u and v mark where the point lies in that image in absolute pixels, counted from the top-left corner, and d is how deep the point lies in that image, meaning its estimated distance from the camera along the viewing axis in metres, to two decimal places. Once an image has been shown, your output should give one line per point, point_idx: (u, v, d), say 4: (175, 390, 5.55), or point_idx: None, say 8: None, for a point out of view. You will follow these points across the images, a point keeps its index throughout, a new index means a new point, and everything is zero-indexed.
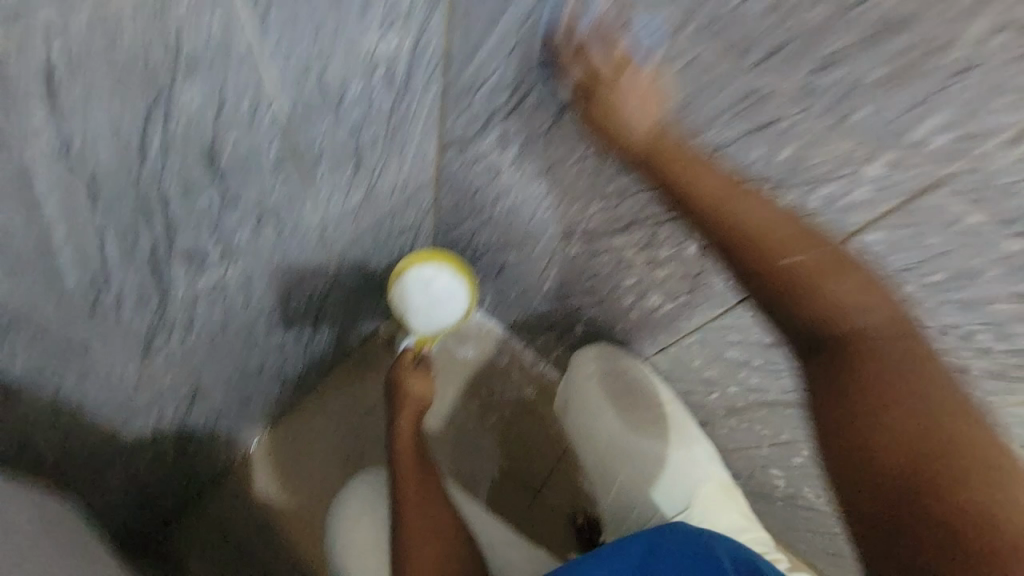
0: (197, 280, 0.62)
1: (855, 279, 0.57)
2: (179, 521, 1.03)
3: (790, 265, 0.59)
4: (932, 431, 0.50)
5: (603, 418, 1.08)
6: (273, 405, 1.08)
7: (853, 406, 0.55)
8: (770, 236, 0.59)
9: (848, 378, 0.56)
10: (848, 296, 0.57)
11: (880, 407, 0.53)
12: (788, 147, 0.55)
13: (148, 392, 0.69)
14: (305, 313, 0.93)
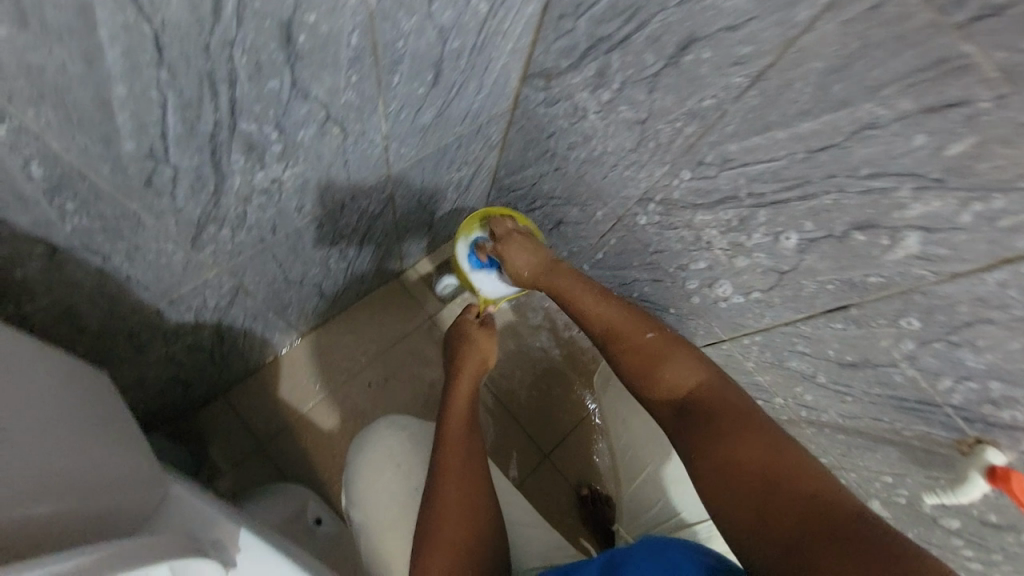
0: (255, 174, 0.58)
1: (684, 360, 0.65)
2: (207, 409, 1.08)
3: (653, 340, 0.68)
4: (787, 457, 0.54)
5: (645, 412, 0.86)
6: (308, 316, 1.09)
7: (709, 443, 0.58)
8: (632, 337, 0.69)
9: (702, 426, 0.60)
10: (666, 339, 0.67)
11: (729, 435, 0.57)
12: (965, 141, 0.44)
13: (193, 281, 0.68)
14: (353, 231, 0.91)
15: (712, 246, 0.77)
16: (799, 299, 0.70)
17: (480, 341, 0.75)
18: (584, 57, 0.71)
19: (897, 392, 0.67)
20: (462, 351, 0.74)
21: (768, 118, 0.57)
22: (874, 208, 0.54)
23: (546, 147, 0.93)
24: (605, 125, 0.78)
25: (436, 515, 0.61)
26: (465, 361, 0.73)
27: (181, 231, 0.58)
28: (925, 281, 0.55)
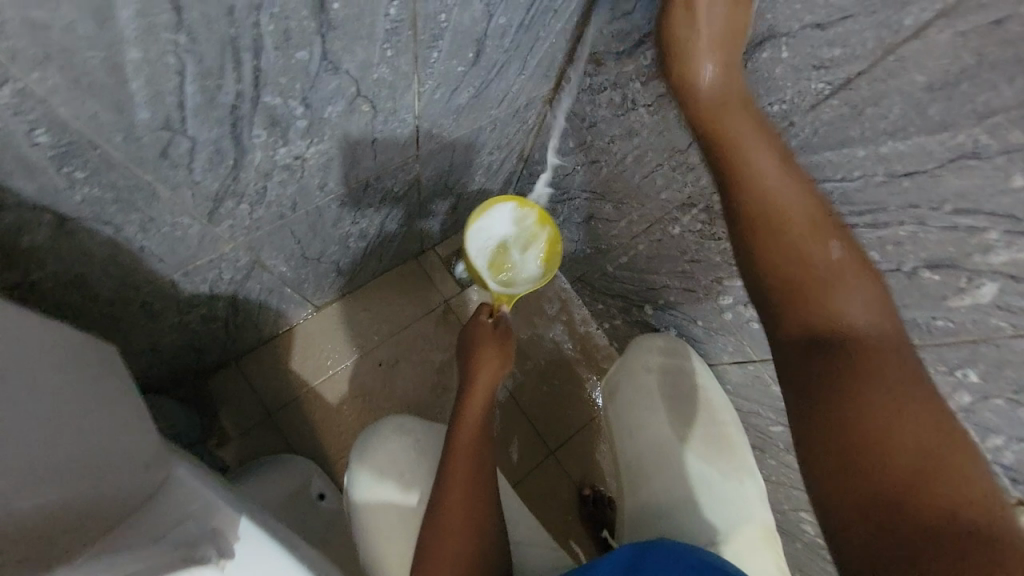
0: (277, 150, 0.54)
1: (864, 289, 0.47)
2: (220, 374, 1.08)
3: (835, 258, 0.49)
4: (878, 427, 0.41)
5: (658, 430, 0.81)
6: (324, 291, 1.07)
7: (840, 384, 0.44)
8: (800, 252, 0.49)
9: (853, 373, 0.44)
10: (837, 287, 0.48)
11: (858, 403, 0.42)
12: None
13: (208, 255, 0.66)
14: (375, 211, 0.87)
15: None
16: None
17: (496, 348, 0.73)
18: (641, 43, 0.65)
19: None
20: (478, 357, 0.72)
21: (847, 132, 0.51)
22: (955, 246, 0.48)
23: (585, 137, 0.87)
24: (654, 121, 0.72)
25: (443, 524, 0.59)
26: (481, 368, 0.71)
27: (198, 205, 0.55)
28: (1002, 333, 0.49)
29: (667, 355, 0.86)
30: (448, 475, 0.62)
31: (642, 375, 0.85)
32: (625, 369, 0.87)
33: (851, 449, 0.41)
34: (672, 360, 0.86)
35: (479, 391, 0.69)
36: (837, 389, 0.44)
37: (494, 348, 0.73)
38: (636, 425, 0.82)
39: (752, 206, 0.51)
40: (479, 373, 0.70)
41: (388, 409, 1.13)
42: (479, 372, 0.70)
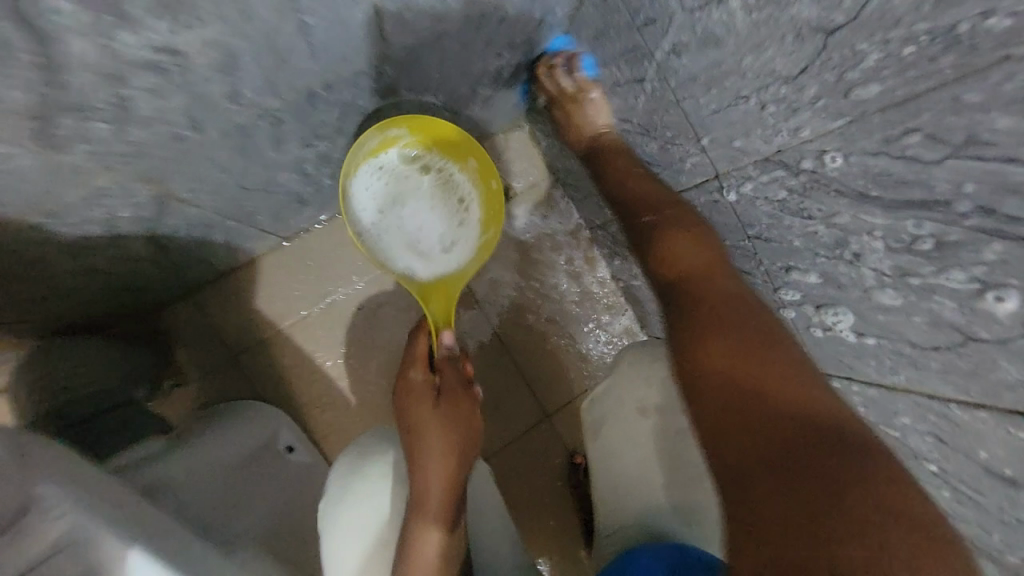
0: (116, 37, 0.32)
1: (690, 240, 0.60)
2: (175, 307, 0.95)
3: (694, 261, 0.59)
4: (743, 374, 0.46)
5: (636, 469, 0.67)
6: (287, 222, 0.88)
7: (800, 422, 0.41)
8: (719, 295, 0.54)
9: (747, 362, 0.46)
10: (779, 363, 0.46)
11: (757, 409, 0.43)
12: None
13: (79, 191, 0.47)
14: (336, 130, 0.64)
15: (860, 263, 0.49)
16: (972, 377, 0.45)
17: (445, 417, 0.60)
18: None
19: None
20: (424, 437, 0.58)
21: None
22: None
23: (633, 42, 0.61)
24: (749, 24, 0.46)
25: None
26: (427, 465, 0.56)
27: (8, 123, 0.35)
28: None
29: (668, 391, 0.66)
30: (428, 504, 0.54)
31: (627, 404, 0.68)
32: (613, 410, 0.69)
33: (745, 388, 0.45)
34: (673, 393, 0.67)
35: (432, 500, 0.54)
36: (710, 334, 0.50)
37: (441, 418, 0.60)
38: (618, 458, 0.68)
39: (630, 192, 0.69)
40: (427, 473, 0.55)
41: (366, 360, 1.00)
42: (427, 473, 0.55)
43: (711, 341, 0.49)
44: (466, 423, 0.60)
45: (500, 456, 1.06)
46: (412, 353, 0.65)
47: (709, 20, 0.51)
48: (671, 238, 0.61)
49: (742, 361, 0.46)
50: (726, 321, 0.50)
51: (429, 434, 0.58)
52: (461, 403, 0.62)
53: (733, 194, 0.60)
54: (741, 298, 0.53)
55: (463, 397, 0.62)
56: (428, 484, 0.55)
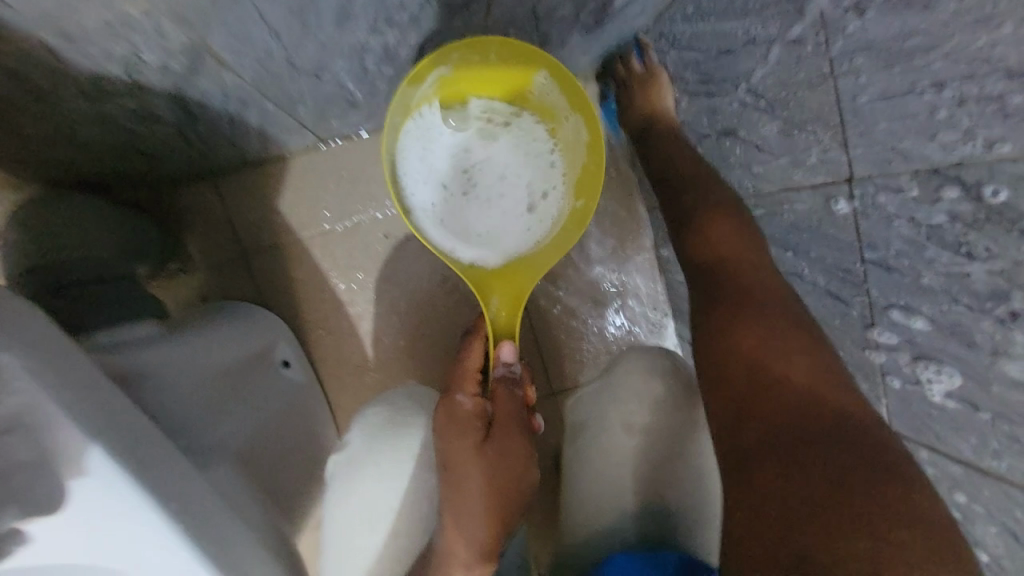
0: None
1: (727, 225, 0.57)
2: (193, 187, 0.87)
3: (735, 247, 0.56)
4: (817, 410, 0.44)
5: (611, 468, 0.63)
6: (330, 121, 0.78)
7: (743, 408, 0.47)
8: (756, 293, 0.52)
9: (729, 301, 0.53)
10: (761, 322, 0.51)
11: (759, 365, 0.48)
12: None
13: (97, 9, 0.37)
14: (415, 19, 0.54)
15: (1015, 324, 0.40)
16: None
17: (493, 460, 0.55)
18: None
19: None
20: (467, 477, 0.54)
21: None
22: None
23: None
24: None
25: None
26: (465, 507, 0.53)
27: None
28: None
29: (662, 409, 0.63)
30: (450, 558, 0.52)
31: (613, 402, 0.64)
32: (598, 408, 0.65)
33: (771, 369, 0.47)
34: (671, 404, 0.63)
35: (471, 543, 0.53)
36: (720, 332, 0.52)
37: (488, 458, 0.54)
38: (598, 454, 0.64)
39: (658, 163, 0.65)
40: (466, 515, 0.53)
41: (384, 291, 0.93)
42: (465, 516, 0.53)
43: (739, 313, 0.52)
44: (514, 464, 0.55)
45: None
46: (467, 376, 0.60)
47: None
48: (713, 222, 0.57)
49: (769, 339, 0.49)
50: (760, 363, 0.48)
51: (469, 480, 0.53)
52: (511, 440, 0.56)
53: (844, 206, 0.51)
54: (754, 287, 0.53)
55: (512, 429, 0.56)
56: (464, 522, 0.53)
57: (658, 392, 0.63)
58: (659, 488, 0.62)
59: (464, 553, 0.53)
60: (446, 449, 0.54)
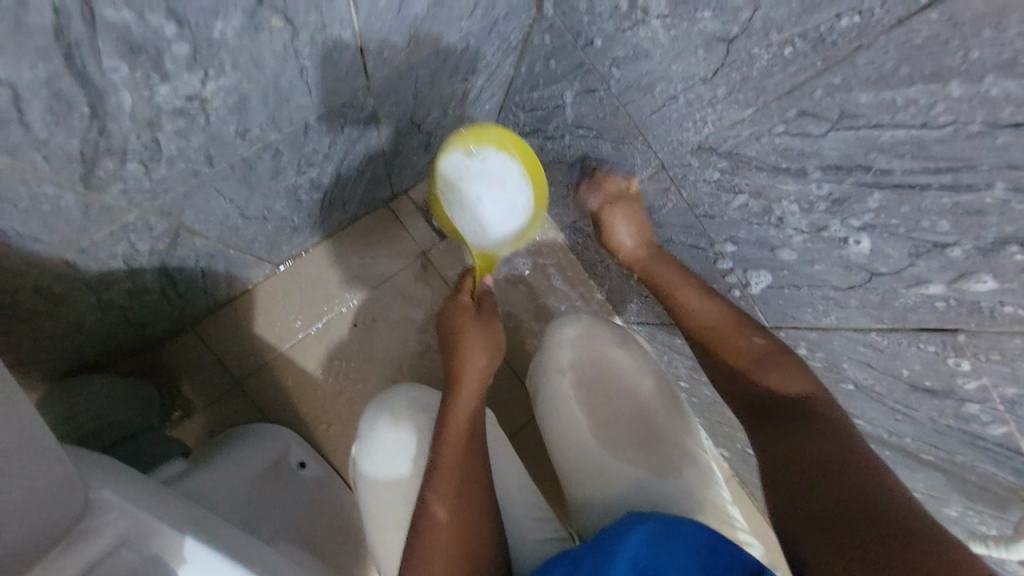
0: (155, 90, 0.39)
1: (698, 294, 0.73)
2: (176, 340, 0.99)
3: (757, 345, 0.66)
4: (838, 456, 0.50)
5: (580, 432, 0.81)
6: (281, 248, 0.94)
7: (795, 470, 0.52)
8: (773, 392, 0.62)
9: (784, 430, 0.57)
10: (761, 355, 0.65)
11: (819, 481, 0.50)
12: None
13: (107, 226, 0.52)
14: (325, 157, 0.71)
15: (784, 224, 0.58)
16: (884, 307, 0.54)
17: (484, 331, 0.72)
18: None
19: (984, 431, 0.53)
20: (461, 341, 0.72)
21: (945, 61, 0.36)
22: None
23: (577, 60, 0.71)
24: (669, 38, 0.55)
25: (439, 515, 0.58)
26: (461, 359, 0.69)
27: (60, 169, 0.41)
28: None
29: (585, 343, 0.87)
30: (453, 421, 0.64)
31: (551, 352, 0.86)
32: (540, 374, 0.87)
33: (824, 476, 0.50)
34: (590, 341, 0.87)
35: (469, 379, 0.68)
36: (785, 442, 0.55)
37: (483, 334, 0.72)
38: (562, 415, 0.83)
39: (695, 327, 0.72)
40: (467, 360, 0.69)
41: (368, 371, 1.06)
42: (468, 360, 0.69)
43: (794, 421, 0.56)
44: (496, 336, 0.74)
45: None
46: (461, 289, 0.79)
47: (634, 40, 0.60)
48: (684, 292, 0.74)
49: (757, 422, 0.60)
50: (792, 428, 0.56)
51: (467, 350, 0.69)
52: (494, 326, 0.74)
53: (663, 188, 0.73)
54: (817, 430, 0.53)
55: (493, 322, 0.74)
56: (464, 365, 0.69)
57: (573, 359, 0.86)
58: (613, 423, 0.82)
59: (467, 388, 0.67)
60: (446, 329, 0.74)
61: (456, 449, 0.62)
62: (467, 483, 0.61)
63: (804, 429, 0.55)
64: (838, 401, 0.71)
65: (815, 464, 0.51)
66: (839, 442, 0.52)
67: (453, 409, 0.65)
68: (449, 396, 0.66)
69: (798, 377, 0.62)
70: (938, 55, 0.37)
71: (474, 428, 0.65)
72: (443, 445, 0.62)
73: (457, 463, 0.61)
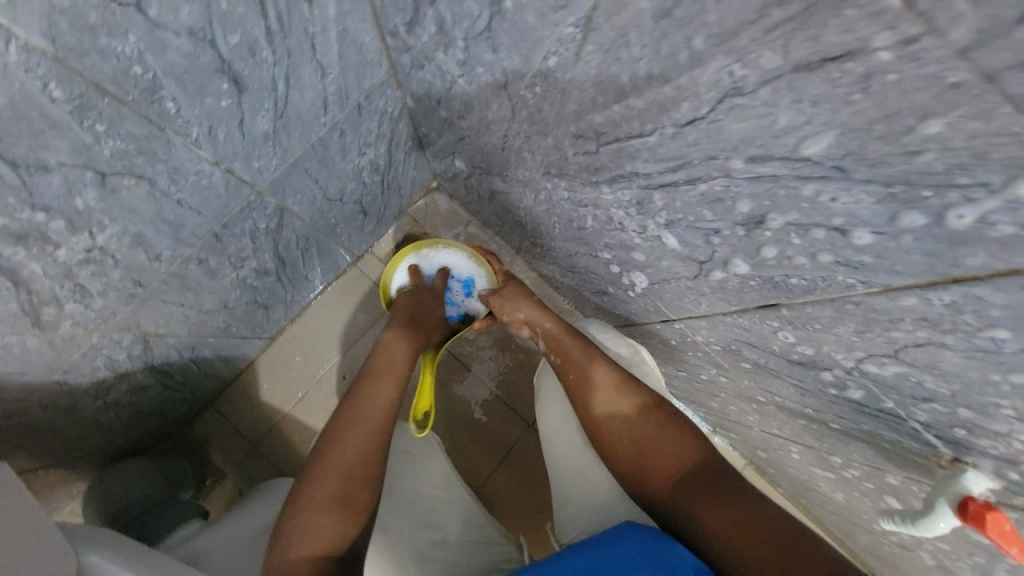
0: (55, 254, 0.53)
1: (591, 350, 0.73)
2: (203, 416, 1.17)
3: (630, 409, 0.68)
4: (747, 517, 0.55)
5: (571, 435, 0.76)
6: (263, 324, 1.09)
7: (701, 494, 0.59)
8: (638, 437, 0.66)
9: (642, 467, 0.65)
10: (623, 408, 0.68)
11: (734, 512, 0.56)
12: (823, 137, 0.29)
13: (78, 349, 0.68)
14: (255, 249, 0.84)
15: (624, 227, 0.60)
16: (726, 290, 0.54)
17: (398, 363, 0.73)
18: (418, 8, 0.54)
19: (855, 397, 0.51)
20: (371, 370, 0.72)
21: (619, 80, 0.39)
22: (772, 200, 0.37)
23: (441, 114, 0.78)
24: (475, 90, 0.61)
25: (312, 540, 0.57)
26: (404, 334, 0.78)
27: (13, 324, 0.56)
28: (855, 290, 0.38)
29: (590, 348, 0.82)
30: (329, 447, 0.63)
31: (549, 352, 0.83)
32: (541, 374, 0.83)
33: (702, 469, 0.61)
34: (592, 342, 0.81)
35: (358, 404, 0.66)
36: (702, 499, 0.59)
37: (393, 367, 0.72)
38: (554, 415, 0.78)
39: (576, 377, 0.72)
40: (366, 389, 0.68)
41: None
42: (364, 386, 0.68)
43: (638, 446, 0.66)
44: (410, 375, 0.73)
45: (497, 474, 1.11)
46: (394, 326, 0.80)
47: (459, 94, 0.66)
48: (579, 348, 0.73)
49: (638, 455, 0.65)
50: (645, 457, 0.65)
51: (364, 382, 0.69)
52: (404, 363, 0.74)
53: (546, 208, 0.77)
54: (676, 448, 0.64)
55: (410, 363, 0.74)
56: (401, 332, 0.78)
57: None
58: None
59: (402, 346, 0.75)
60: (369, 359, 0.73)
61: (382, 393, 0.68)
62: (382, 425, 0.66)
63: (720, 489, 0.59)
64: (757, 381, 0.69)
65: (740, 523, 0.55)
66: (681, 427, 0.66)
67: (386, 359, 0.73)
68: (332, 424, 0.65)
69: (685, 443, 0.64)
70: (612, 78, 0.40)
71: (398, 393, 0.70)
72: (371, 387, 0.68)
73: (378, 403, 0.67)
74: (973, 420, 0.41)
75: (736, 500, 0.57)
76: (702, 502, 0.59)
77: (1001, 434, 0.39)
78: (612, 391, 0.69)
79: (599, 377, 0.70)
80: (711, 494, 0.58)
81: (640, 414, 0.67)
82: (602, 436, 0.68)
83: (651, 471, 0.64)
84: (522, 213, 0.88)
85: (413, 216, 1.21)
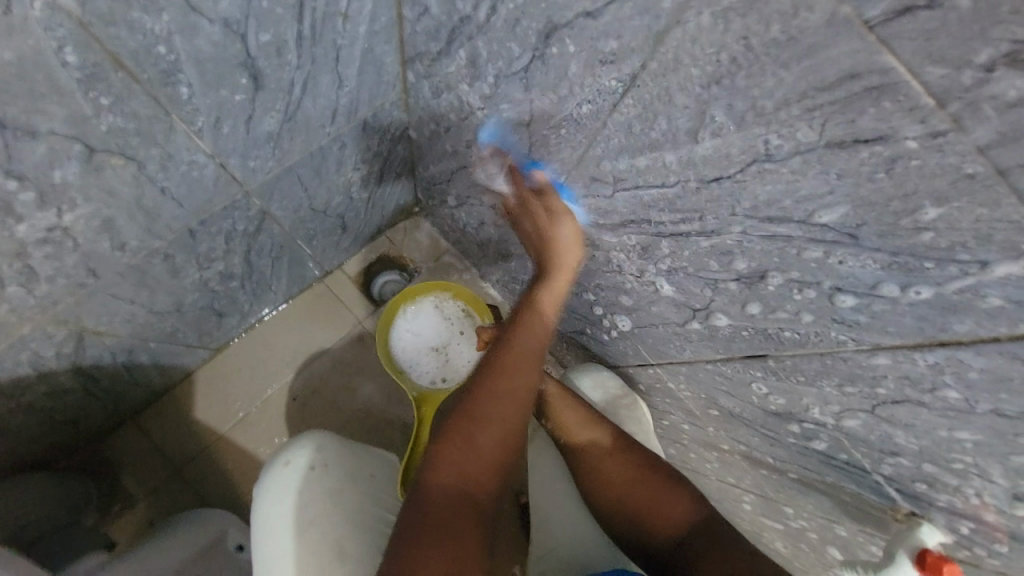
0: (12, 229, 0.49)
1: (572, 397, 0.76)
2: (117, 434, 1.02)
3: (610, 440, 0.72)
4: (737, 549, 0.56)
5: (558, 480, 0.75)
6: (212, 334, 1.00)
7: (704, 539, 0.58)
8: (624, 474, 0.68)
9: (633, 507, 0.65)
10: (607, 443, 0.71)
11: (729, 547, 0.56)
12: (839, 204, 0.34)
13: (4, 340, 0.61)
14: (226, 252, 0.79)
15: (622, 271, 0.63)
16: (715, 339, 0.58)
17: (479, 412, 0.48)
18: (453, 40, 0.56)
19: (825, 448, 0.55)
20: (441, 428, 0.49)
21: (651, 134, 0.43)
22: (781, 258, 0.41)
23: (445, 141, 0.80)
24: (492, 123, 0.63)
25: None
26: (511, 369, 0.51)
27: None
28: (843, 347, 0.42)
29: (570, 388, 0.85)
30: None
31: None
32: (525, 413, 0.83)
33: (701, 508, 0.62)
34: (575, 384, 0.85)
35: (444, 496, 0.45)
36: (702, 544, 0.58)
37: (467, 425, 0.48)
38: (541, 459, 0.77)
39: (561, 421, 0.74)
40: (442, 460, 0.47)
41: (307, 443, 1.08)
42: (441, 456, 0.47)
43: (624, 484, 0.67)
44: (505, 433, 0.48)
45: None
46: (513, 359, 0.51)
47: (472, 125, 0.68)
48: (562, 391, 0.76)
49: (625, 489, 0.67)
50: (630, 490, 0.67)
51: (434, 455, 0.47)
52: (487, 411, 0.48)
53: None
54: (666, 482, 0.66)
55: (489, 408, 0.48)
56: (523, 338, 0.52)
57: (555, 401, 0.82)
58: None
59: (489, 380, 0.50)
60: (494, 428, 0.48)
61: (461, 455, 0.47)
62: (460, 507, 0.45)
63: (717, 530, 0.58)
64: (726, 430, 0.72)
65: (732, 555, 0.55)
66: (661, 464, 0.68)
67: (460, 407, 0.49)
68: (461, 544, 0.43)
69: (681, 504, 0.63)
70: (645, 131, 0.43)
71: (481, 473, 0.47)
72: (447, 447, 0.47)
73: (452, 477, 0.46)
74: (937, 475, 0.46)
75: (723, 533, 0.58)
76: (701, 540, 0.58)
77: (960, 487, 0.44)
78: (593, 429, 0.73)
79: (584, 415, 0.74)
80: (711, 536, 0.58)
81: (623, 447, 0.71)
82: (587, 485, 0.70)
83: (643, 511, 0.65)
84: (513, 246, 0.89)
85: (391, 238, 1.18)
